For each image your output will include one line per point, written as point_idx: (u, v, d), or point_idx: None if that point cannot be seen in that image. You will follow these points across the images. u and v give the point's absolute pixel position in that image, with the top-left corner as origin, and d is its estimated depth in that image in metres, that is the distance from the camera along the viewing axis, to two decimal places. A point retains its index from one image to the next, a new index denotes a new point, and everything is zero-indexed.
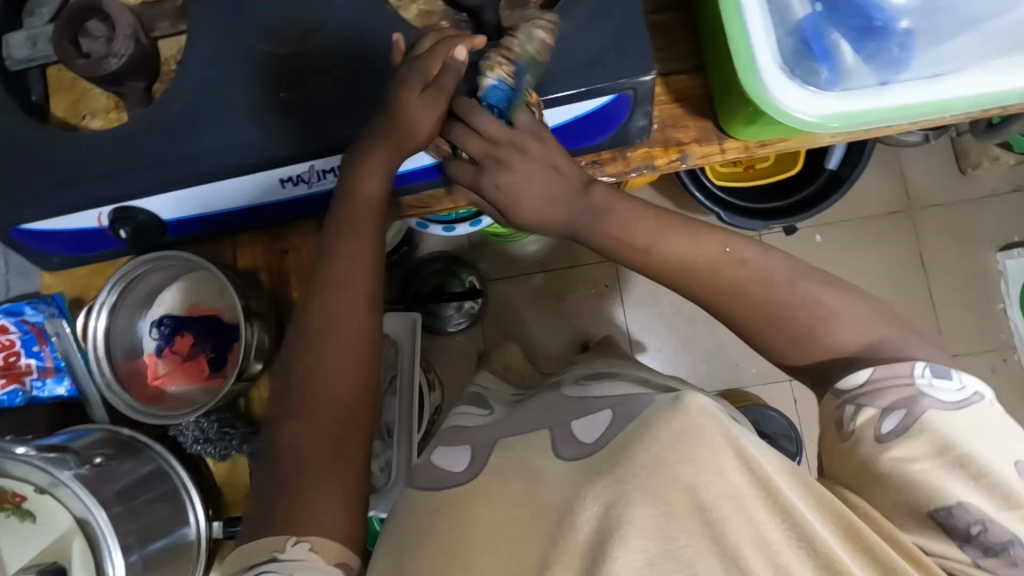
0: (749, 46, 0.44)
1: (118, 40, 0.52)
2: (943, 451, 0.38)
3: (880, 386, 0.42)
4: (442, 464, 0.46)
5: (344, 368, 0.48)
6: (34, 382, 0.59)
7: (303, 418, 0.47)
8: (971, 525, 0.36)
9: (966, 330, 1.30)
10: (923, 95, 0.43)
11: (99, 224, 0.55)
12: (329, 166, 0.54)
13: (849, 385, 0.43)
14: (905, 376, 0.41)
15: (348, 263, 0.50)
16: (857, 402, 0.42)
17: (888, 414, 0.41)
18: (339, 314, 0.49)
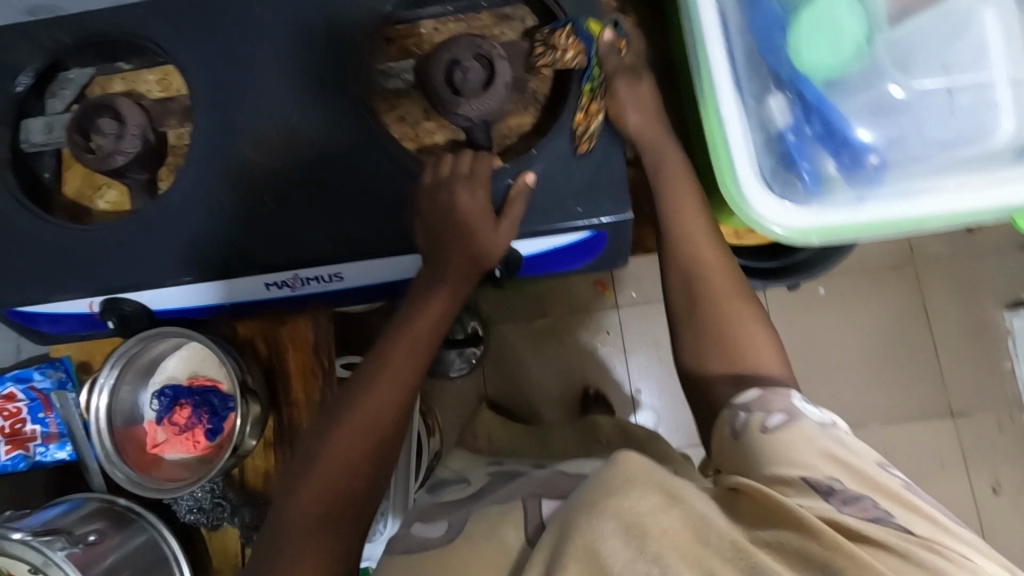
0: (729, 160, 0.46)
1: (127, 139, 0.58)
2: (823, 431, 0.41)
3: (765, 396, 0.45)
4: (421, 533, 0.48)
5: (366, 446, 0.48)
6: (38, 448, 0.61)
7: (309, 484, 0.47)
8: (831, 482, 0.38)
9: (972, 387, 1.28)
10: (897, 212, 0.44)
11: (89, 310, 0.58)
12: (312, 274, 0.57)
13: (741, 399, 0.46)
14: (784, 397, 0.44)
15: (405, 346, 0.52)
16: (747, 410, 0.44)
17: (773, 414, 0.43)
18: (383, 393, 0.50)
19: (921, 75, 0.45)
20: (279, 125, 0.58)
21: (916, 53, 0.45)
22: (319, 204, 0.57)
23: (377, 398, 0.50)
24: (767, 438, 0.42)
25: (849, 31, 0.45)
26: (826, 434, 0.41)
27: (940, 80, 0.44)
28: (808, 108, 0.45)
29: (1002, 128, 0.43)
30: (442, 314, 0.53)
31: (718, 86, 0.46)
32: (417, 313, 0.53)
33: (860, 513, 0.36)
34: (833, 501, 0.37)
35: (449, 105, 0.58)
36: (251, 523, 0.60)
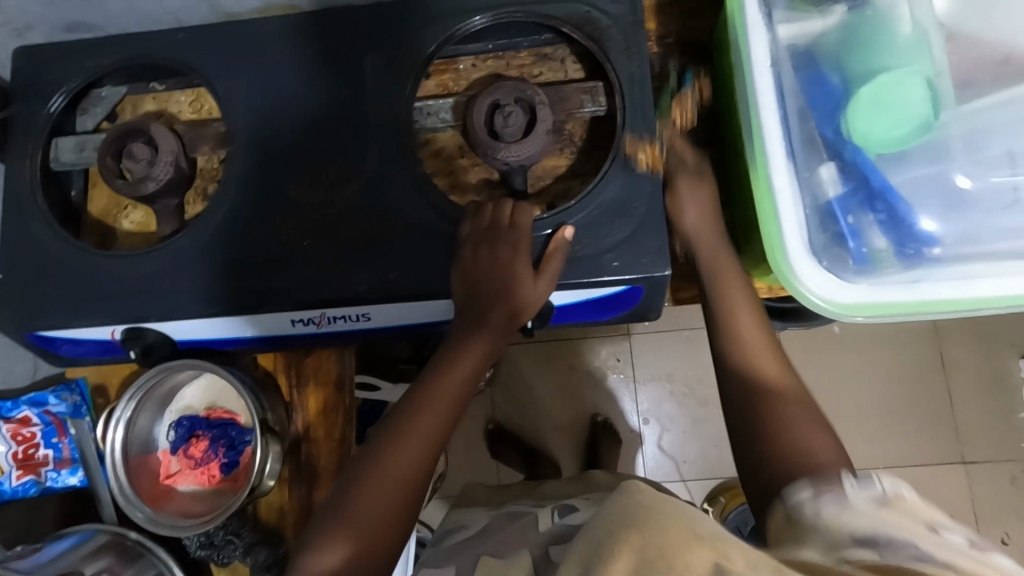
0: (779, 231, 0.44)
1: (159, 165, 0.57)
2: (876, 502, 0.33)
3: (820, 469, 0.39)
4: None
5: (391, 504, 0.48)
6: (50, 473, 0.60)
7: (336, 541, 0.46)
8: (878, 491, 0.33)
9: (986, 435, 1.26)
10: (951, 294, 0.42)
11: (112, 336, 0.57)
12: (340, 313, 0.56)
13: (793, 490, 0.38)
14: (836, 479, 0.36)
15: (437, 402, 0.52)
16: (801, 477, 0.39)
17: (832, 466, 0.38)
18: (412, 448, 0.50)
19: (980, 158, 0.43)
20: (316, 161, 0.58)
21: (977, 135, 0.44)
22: (352, 242, 0.56)
23: (405, 454, 0.49)
24: (817, 508, 0.34)
25: (913, 105, 0.44)
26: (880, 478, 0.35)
27: (1001, 164, 0.43)
28: (862, 183, 0.44)
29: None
30: (477, 369, 0.53)
31: (771, 156, 0.45)
32: (449, 368, 0.53)
33: (909, 559, 0.28)
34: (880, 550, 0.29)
35: (490, 149, 0.57)
36: (265, 561, 0.58)
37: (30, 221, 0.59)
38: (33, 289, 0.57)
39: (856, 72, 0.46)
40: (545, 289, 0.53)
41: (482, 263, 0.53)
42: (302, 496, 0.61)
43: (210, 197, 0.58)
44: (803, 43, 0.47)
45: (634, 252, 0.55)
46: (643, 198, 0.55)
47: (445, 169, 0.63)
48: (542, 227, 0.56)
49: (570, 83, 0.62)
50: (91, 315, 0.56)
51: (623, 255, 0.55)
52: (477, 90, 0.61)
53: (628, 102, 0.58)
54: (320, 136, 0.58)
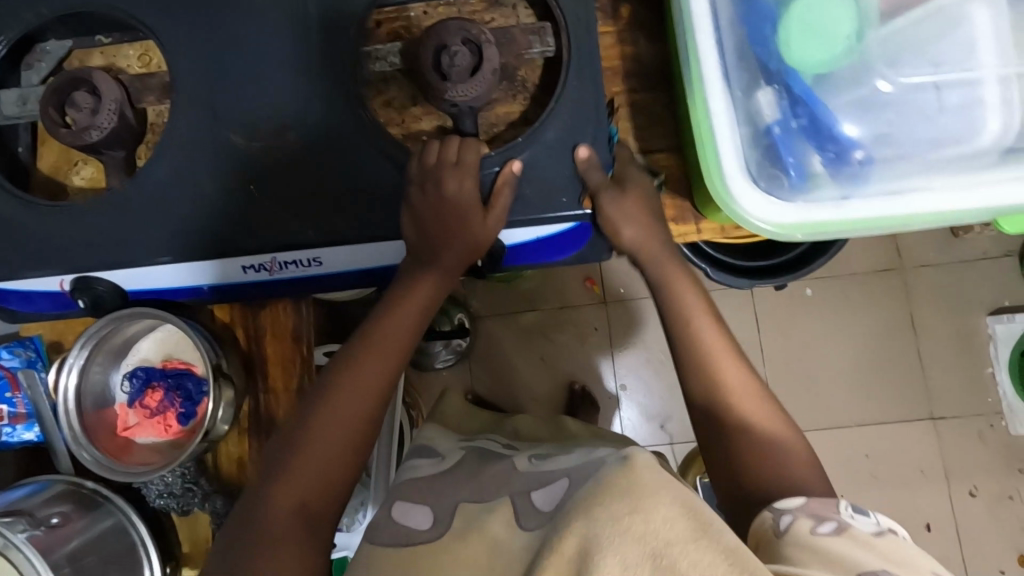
0: (715, 152, 0.45)
1: (102, 113, 0.56)
2: (877, 534, 0.41)
3: (811, 511, 0.44)
4: (407, 523, 0.52)
5: (343, 437, 0.50)
6: (4, 428, 0.60)
7: (292, 474, 0.48)
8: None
9: (953, 392, 1.29)
10: (880, 209, 0.43)
11: (60, 288, 0.57)
12: (290, 258, 0.57)
13: (781, 506, 0.45)
14: (832, 507, 0.44)
15: (382, 348, 0.53)
16: (793, 514, 0.44)
17: (822, 522, 0.43)
18: (360, 389, 0.51)
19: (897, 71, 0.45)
20: (261, 108, 0.57)
21: (899, 50, 0.45)
22: (301, 188, 0.56)
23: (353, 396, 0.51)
24: (815, 543, 0.41)
25: (840, 27, 0.44)
26: (889, 538, 0.41)
27: (923, 71, 0.45)
28: (793, 95, 0.45)
29: (988, 127, 0.44)
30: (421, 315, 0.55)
31: (707, 78, 0.45)
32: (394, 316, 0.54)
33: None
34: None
35: (438, 92, 0.57)
36: (223, 510, 0.59)
37: None
38: None
39: None
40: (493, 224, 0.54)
41: (430, 200, 0.53)
42: (262, 447, 0.61)
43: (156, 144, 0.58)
44: None
45: (582, 188, 0.55)
46: (590, 135, 0.56)
47: (396, 118, 0.63)
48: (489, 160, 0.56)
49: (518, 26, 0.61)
50: (37, 265, 0.56)
51: (572, 193, 0.55)
52: (423, 31, 0.60)
53: (573, 42, 0.58)
54: (266, 84, 0.57)
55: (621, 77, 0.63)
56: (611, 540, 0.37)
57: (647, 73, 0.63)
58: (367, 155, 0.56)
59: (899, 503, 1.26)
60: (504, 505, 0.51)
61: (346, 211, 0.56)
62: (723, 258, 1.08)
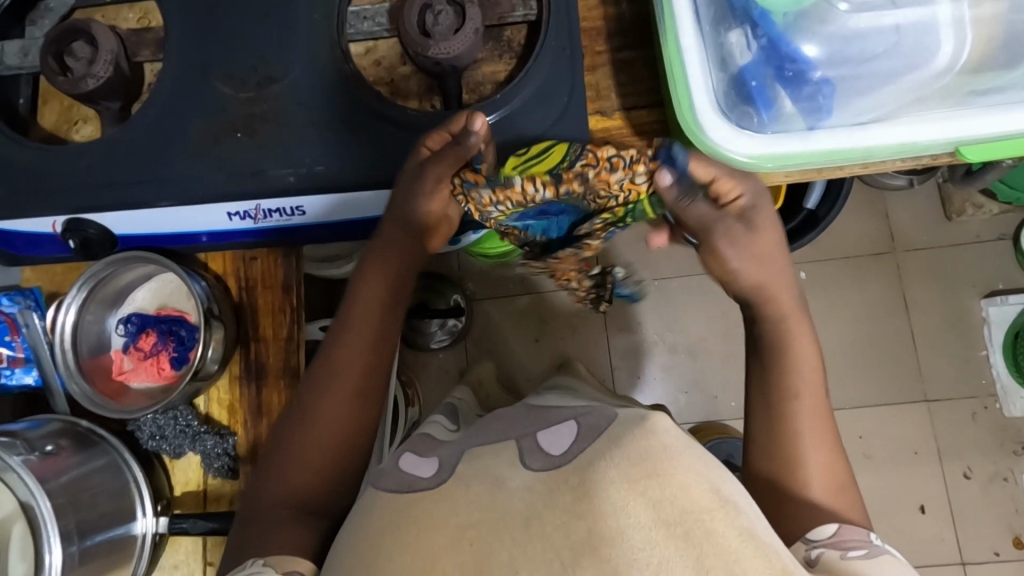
0: (687, 96, 0.46)
1: (98, 63, 0.59)
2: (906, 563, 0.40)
3: (841, 538, 0.42)
4: (407, 470, 0.38)
5: (334, 421, 0.51)
6: (3, 370, 0.61)
7: (291, 437, 0.51)
8: None
9: (947, 375, 1.28)
10: (848, 141, 0.45)
11: (53, 230, 0.60)
12: (274, 207, 0.58)
13: (815, 535, 0.43)
14: (859, 535, 0.43)
15: (358, 332, 0.53)
16: (826, 547, 0.42)
17: (856, 551, 0.41)
18: (343, 373, 0.52)
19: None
20: (250, 62, 0.59)
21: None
22: (290, 138, 0.58)
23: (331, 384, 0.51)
24: (849, 564, 0.39)
25: None
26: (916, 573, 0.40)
27: (883, 10, 0.49)
28: (761, 38, 0.48)
29: (942, 51, 0.48)
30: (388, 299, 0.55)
31: (679, 17, 0.47)
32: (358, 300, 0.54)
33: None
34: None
35: (421, 48, 0.58)
36: (215, 451, 0.60)
37: None
38: None
39: None
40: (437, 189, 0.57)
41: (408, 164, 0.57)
42: (252, 394, 0.62)
43: (149, 93, 0.60)
44: None
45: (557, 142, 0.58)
46: (565, 90, 0.58)
47: (380, 76, 0.63)
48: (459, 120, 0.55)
49: None
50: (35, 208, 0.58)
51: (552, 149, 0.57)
52: None
53: (552, 3, 0.60)
54: (256, 40, 0.59)
55: (603, 36, 0.62)
56: (625, 507, 0.31)
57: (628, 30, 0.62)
58: (352, 107, 0.58)
59: (893, 485, 1.25)
60: (508, 450, 0.37)
61: (333, 162, 0.58)
62: None
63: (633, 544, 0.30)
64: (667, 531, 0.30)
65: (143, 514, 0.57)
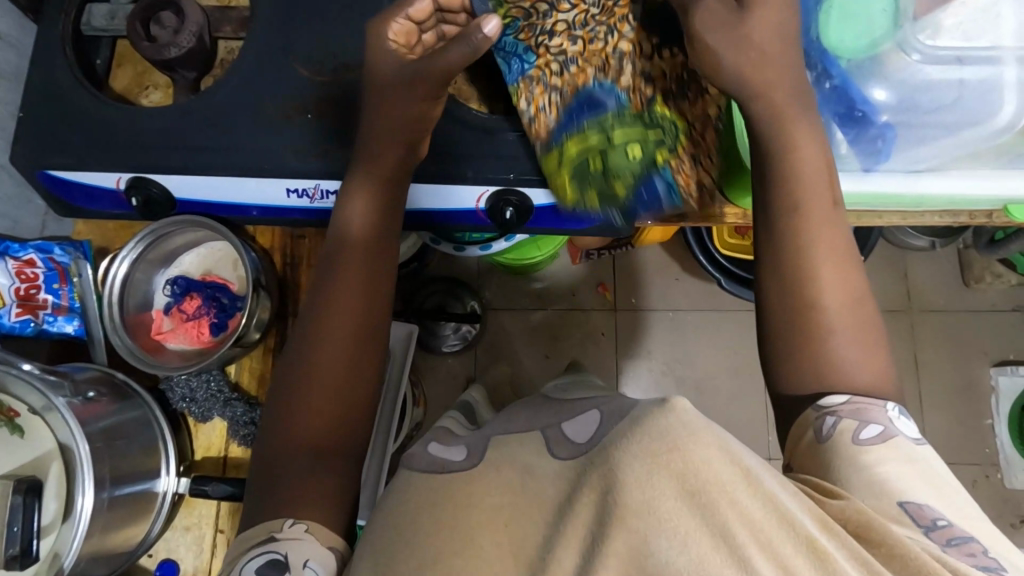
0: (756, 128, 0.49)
1: (184, 34, 0.63)
2: (916, 444, 0.41)
3: (856, 406, 0.43)
4: (439, 453, 0.39)
5: (340, 373, 0.50)
6: (46, 316, 0.63)
7: (300, 396, 0.50)
8: (937, 519, 0.36)
9: (952, 438, 1.28)
10: (903, 187, 0.51)
11: (116, 186, 0.62)
12: (333, 188, 0.61)
13: (829, 401, 0.44)
14: (879, 406, 0.44)
15: (345, 275, 0.53)
16: (837, 415, 0.43)
17: (867, 427, 0.42)
18: (343, 324, 0.52)
19: (933, 44, 0.50)
20: (332, 45, 0.62)
21: (937, 32, 0.50)
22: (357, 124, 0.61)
23: (331, 330, 0.51)
24: (862, 450, 0.40)
25: (874, 16, 0.50)
26: (923, 453, 0.41)
27: (954, 66, 0.51)
28: (825, 76, 0.50)
29: (1003, 109, 0.50)
30: (363, 266, 0.54)
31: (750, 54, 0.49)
32: (340, 263, 0.54)
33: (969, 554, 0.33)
34: (934, 535, 0.34)
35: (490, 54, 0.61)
36: (242, 419, 0.61)
37: (57, 72, 0.63)
38: (53, 132, 0.61)
39: None
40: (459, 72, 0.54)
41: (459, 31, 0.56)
42: None
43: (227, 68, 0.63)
44: None
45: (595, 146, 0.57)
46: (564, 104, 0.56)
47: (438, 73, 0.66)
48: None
49: None
50: (106, 162, 0.61)
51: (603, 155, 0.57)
52: None
53: None
54: (336, 29, 0.63)
55: None
56: (648, 482, 0.28)
57: None
58: None
59: None
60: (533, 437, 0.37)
61: None
62: (736, 271, 1.11)
63: (666, 510, 0.28)
64: (681, 504, 0.28)
65: (166, 473, 0.59)
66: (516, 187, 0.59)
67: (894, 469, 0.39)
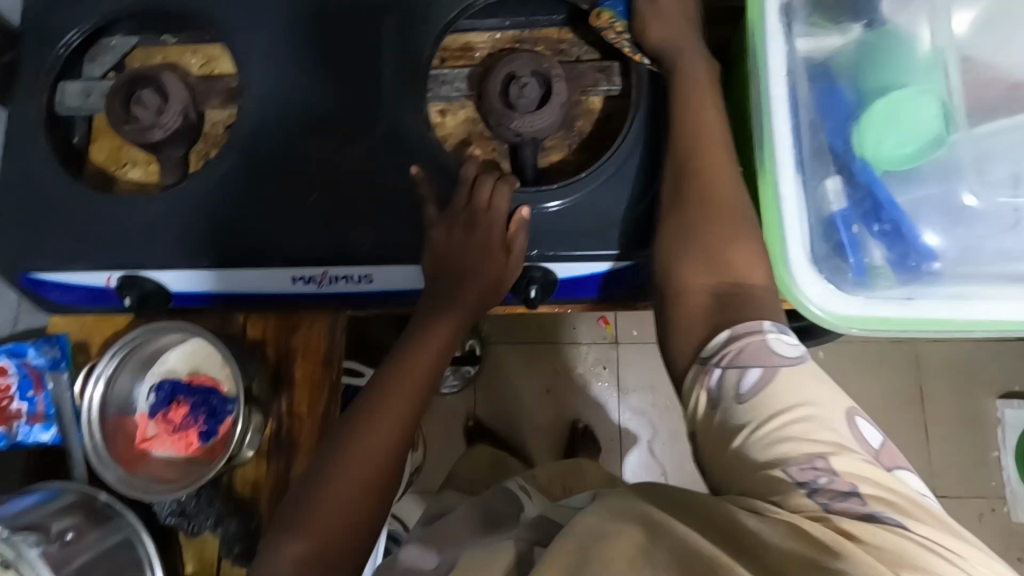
0: (783, 251, 0.46)
1: (168, 114, 0.58)
2: (799, 364, 0.39)
3: (735, 343, 0.40)
4: (409, 564, 0.52)
5: (359, 511, 0.51)
6: (22, 427, 0.58)
7: (321, 522, 0.50)
8: (818, 475, 0.36)
9: (959, 472, 1.23)
10: (947, 312, 0.44)
11: (106, 284, 0.58)
12: (342, 273, 0.58)
13: (709, 350, 0.42)
14: (755, 326, 0.41)
15: (389, 412, 0.54)
16: (719, 366, 0.41)
17: (746, 372, 0.39)
18: (379, 449, 0.52)
19: (980, 170, 0.48)
20: (329, 130, 0.59)
21: (981, 155, 0.48)
22: (352, 210, 0.58)
23: (356, 466, 0.51)
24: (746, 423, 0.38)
25: (919, 124, 0.47)
26: (800, 412, 0.37)
27: (1003, 188, 0.48)
28: (863, 189, 0.47)
29: None
30: (410, 392, 0.55)
31: (781, 163, 0.46)
32: (389, 388, 0.54)
33: (851, 509, 0.34)
34: (816, 499, 0.35)
35: (502, 118, 0.58)
36: (234, 535, 0.57)
37: (31, 160, 0.59)
38: (31, 230, 0.57)
39: (869, 88, 0.49)
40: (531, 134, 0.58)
41: (538, 92, 0.57)
42: (279, 470, 0.59)
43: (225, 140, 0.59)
44: (819, 57, 0.49)
45: (635, 229, 0.57)
46: (617, 173, 0.58)
47: (441, 134, 0.62)
48: (526, 82, 0.57)
49: (584, 62, 0.62)
50: (82, 259, 0.57)
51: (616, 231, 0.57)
52: (493, 63, 0.61)
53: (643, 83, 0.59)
54: (327, 108, 0.59)
55: None
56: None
57: None
58: (405, 194, 0.58)
59: None
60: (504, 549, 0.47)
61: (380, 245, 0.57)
62: None
63: None
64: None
65: None
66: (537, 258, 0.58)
67: (778, 451, 0.37)
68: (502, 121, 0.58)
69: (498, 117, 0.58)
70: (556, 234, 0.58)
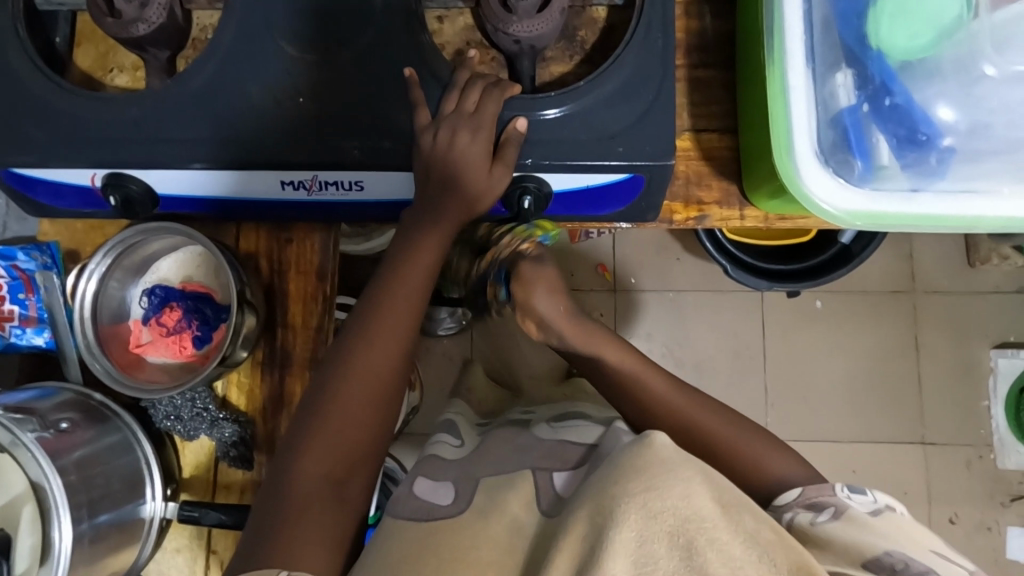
0: (789, 143, 0.46)
1: (152, 7, 0.55)
2: (875, 512, 0.48)
3: (808, 500, 0.50)
4: (424, 497, 0.51)
5: (364, 407, 0.52)
6: (14, 329, 0.58)
7: (332, 414, 0.51)
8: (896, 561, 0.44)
9: (947, 421, 1.24)
10: (950, 209, 0.46)
11: (92, 184, 0.57)
12: (332, 179, 0.56)
13: (784, 500, 0.52)
14: (829, 490, 0.50)
15: (392, 317, 0.54)
16: (794, 510, 0.50)
17: (825, 512, 0.49)
18: (383, 349, 0.53)
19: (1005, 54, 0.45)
20: (320, 30, 0.56)
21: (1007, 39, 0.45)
22: (344, 114, 0.55)
23: (362, 366, 0.52)
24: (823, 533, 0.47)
25: (944, 10, 0.45)
26: (884, 515, 0.48)
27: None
28: (872, 82, 0.46)
29: None
30: (410, 297, 0.55)
31: (791, 54, 0.45)
32: (390, 293, 0.55)
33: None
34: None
35: (500, 23, 0.55)
36: (230, 439, 0.57)
37: (10, 57, 0.56)
38: (11, 129, 0.55)
39: None
40: (528, 44, 0.56)
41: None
42: (275, 382, 0.59)
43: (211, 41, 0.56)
44: None
45: (635, 140, 0.55)
46: (620, 80, 0.55)
47: (437, 41, 0.60)
48: None
49: None
50: (67, 158, 0.55)
51: (619, 138, 0.55)
52: None
53: None
54: (319, 8, 0.57)
55: (683, 50, 0.61)
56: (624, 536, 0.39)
57: (709, 49, 0.62)
58: (399, 100, 0.56)
59: None
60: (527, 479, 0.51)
61: (373, 147, 0.55)
62: (743, 256, 1.01)
63: None
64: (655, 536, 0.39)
65: (152, 497, 0.55)
66: (531, 173, 0.56)
67: (850, 535, 0.46)
68: (499, 29, 0.55)
69: (494, 24, 0.55)
70: (551, 143, 0.55)
